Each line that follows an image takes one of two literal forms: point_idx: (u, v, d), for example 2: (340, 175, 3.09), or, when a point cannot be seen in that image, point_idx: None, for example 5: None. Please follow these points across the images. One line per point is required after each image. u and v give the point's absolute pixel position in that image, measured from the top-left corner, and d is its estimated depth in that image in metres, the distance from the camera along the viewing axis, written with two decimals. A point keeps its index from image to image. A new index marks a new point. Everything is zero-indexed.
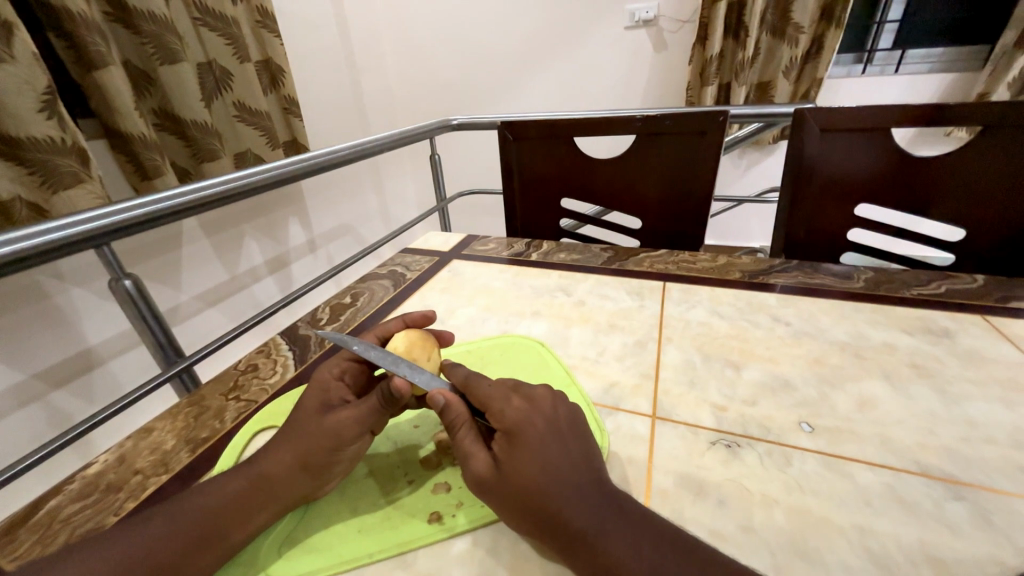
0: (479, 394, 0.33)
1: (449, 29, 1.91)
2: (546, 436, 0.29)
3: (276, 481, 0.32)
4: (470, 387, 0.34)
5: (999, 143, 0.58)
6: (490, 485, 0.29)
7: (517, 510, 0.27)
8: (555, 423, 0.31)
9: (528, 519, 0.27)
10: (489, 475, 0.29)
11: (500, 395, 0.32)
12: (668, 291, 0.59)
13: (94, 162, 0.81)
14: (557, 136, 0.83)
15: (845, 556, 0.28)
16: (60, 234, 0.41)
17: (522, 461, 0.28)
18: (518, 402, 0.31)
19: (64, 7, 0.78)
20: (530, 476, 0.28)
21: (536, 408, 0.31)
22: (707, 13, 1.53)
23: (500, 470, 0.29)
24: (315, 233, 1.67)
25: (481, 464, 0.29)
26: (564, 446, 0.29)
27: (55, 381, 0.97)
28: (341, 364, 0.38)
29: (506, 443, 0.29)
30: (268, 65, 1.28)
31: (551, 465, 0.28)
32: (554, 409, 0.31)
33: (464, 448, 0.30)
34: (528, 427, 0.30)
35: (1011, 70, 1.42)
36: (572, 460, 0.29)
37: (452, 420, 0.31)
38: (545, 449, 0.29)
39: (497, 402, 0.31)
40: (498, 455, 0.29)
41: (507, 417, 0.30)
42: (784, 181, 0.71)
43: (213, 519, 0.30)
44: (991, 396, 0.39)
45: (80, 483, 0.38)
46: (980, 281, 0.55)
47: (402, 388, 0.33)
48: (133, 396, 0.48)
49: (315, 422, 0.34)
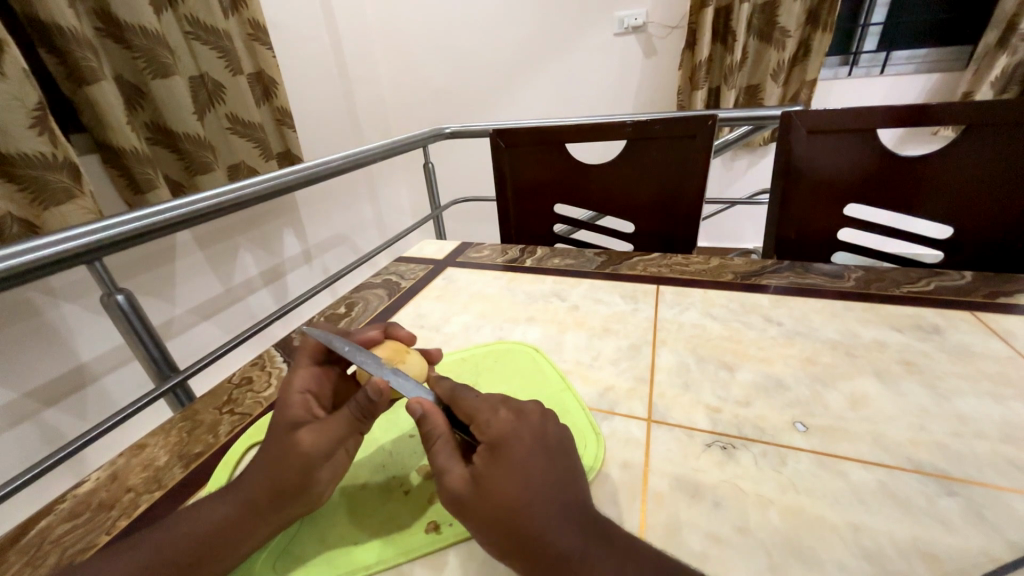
0: (462, 406, 0.33)
1: (440, 39, 1.93)
2: (531, 451, 0.29)
3: (254, 510, 0.31)
4: (456, 400, 0.33)
5: (980, 141, 0.59)
6: (465, 500, 0.28)
7: (493, 530, 0.27)
8: (541, 439, 0.31)
9: (505, 539, 0.27)
10: (465, 491, 0.29)
11: (486, 408, 0.32)
12: (661, 294, 0.60)
13: (86, 178, 0.81)
14: (548, 143, 0.84)
15: (841, 555, 0.28)
16: (57, 249, 0.42)
17: (503, 476, 0.28)
18: (504, 415, 0.31)
19: (55, 22, 0.78)
20: (510, 492, 0.27)
21: (524, 421, 0.31)
22: (695, 20, 1.56)
23: (479, 485, 0.28)
24: (310, 243, 1.67)
25: (458, 479, 0.29)
26: (550, 463, 0.29)
27: (48, 399, 0.96)
28: (308, 373, 0.37)
29: (489, 457, 0.29)
30: (260, 77, 1.29)
31: (534, 482, 0.28)
32: (542, 425, 0.31)
33: (441, 461, 0.30)
34: (513, 440, 0.30)
35: (993, 71, 1.45)
36: (555, 477, 0.29)
37: (431, 432, 0.31)
38: (530, 465, 0.29)
39: (483, 415, 0.32)
40: (478, 471, 0.29)
41: (492, 429, 0.30)
42: (774, 182, 0.72)
43: (198, 550, 0.30)
44: (981, 391, 0.40)
45: (72, 501, 0.37)
46: (968, 277, 0.56)
47: (382, 387, 0.33)
48: (129, 410, 0.47)
49: (288, 441, 0.33)
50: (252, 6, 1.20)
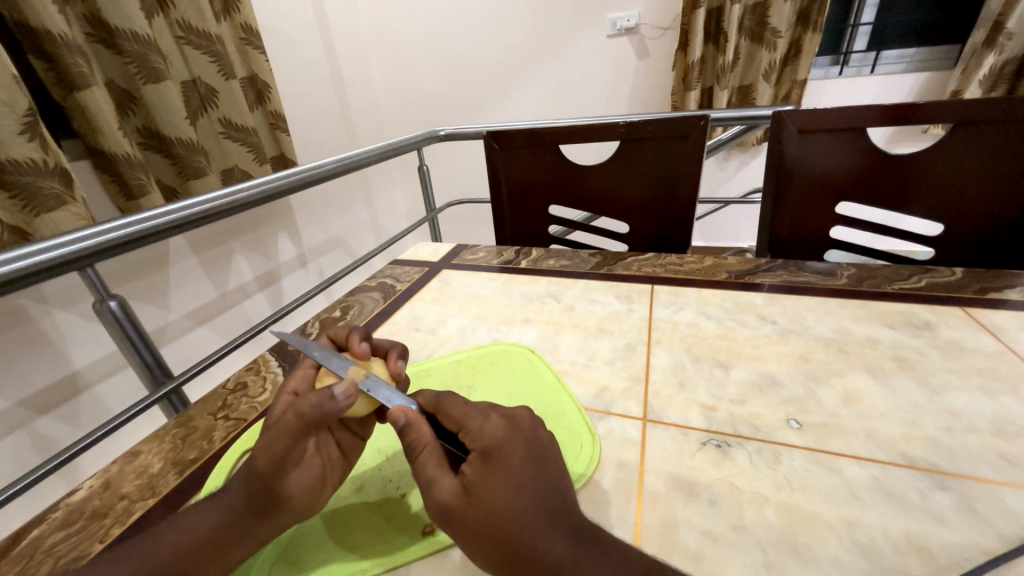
0: (450, 414, 0.32)
1: (434, 42, 1.93)
2: (524, 459, 0.30)
3: (237, 521, 0.31)
4: (442, 407, 0.33)
5: (968, 138, 0.59)
6: (458, 510, 0.28)
7: (484, 540, 0.27)
8: (531, 446, 0.31)
9: (496, 551, 0.27)
10: (455, 501, 0.28)
11: (475, 414, 0.32)
12: (656, 293, 0.60)
13: (77, 184, 0.80)
14: (542, 144, 0.84)
15: (835, 551, 0.28)
16: (44, 256, 0.41)
17: (496, 484, 0.28)
18: (495, 422, 0.31)
19: (45, 28, 0.77)
20: (503, 501, 0.27)
21: (514, 427, 0.31)
22: (688, 20, 1.57)
23: (470, 494, 0.28)
24: (305, 248, 1.66)
25: (448, 490, 0.29)
26: (540, 471, 0.30)
27: (41, 407, 0.95)
28: (301, 374, 0.38)
29: (480, 464, 0.29)
30: (254, 81, 1.28)
31: (526, 491, 0.28)
32: (531, 432, 0.32)
33: (430, 473, 0.30)
34: (506, 448, 0.30)
35: (980, 70, 1.47)
36: (546, 484, 0.29)
37: (416, 441, 0.31)
38: (522, 474, 0.29)
39: (474, 421, 0.31)
40: (470, 479, 0.29)
41: (484, 435, 0.30)
42: (766, 181, 0.73)
43: (185, 559, 0.30)
44: (971, 386, 0.40)
45: (64, 511, 0.37)
46: (959, 274, 0.56)
47: (348, 390, 0.32)
48: (122, 417, 0.47)
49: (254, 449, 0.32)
50: (245, 10, 1.20)
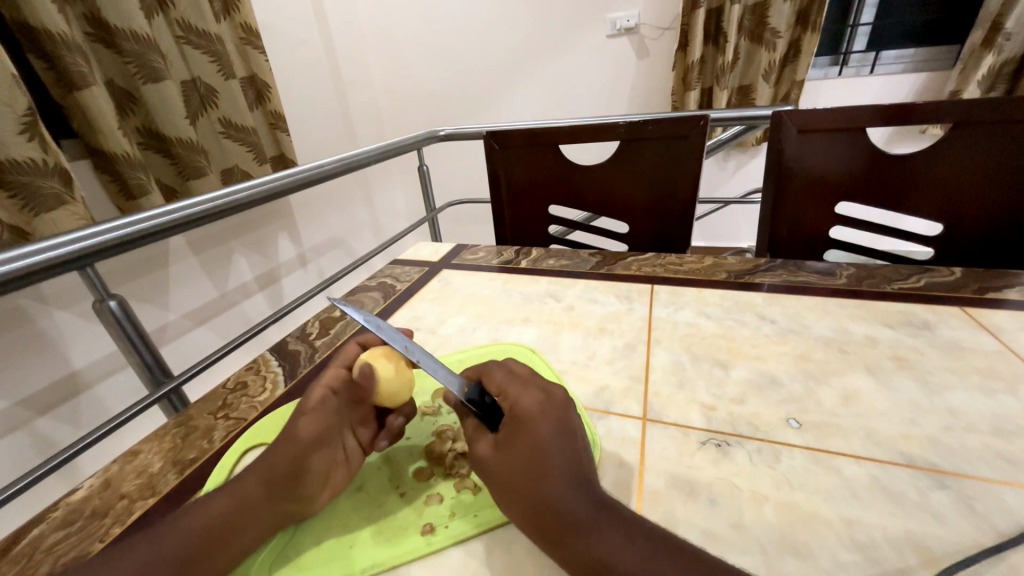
0: (493, 379, 0.35)
1: (433, 41, 1.93)
2: (553, 429, 0.30)
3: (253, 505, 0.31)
4: (485, 374, 0.35)
5: (967, 138, 0.59)
6: (489, 467, 0.30)
7: (509, 494, 0.29)
8: (562, 419, 0.31)
9: (521, 504, 0.28)
10: (488, 458, 0.31)
11: (517, 384, 0.34)
12: (656, 293, 0.60)
13: (77, 184, 0.80)
14: (542, 144, 0.84)
15: (834, 550, 0.28)
16: (48, 254, 0.41)
17: (524, 446, 0.29)
18: (532, 394, 0.32)
19: (44, 28, 0.77)
20: (530, 459, 0.29)
21: (549, 402, 0.32)
22: (688, 20, 1.57)
23: (500, 453, 0.30)
24: (304, 248, 1.66)
25: (484, 448, 0.31)
26: (568, 443, 0.30)
27: (40, 407, 0.95)
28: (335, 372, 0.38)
29: (511, 429, 0.31)
30: (253, 80, 1.28)
31: (553, 456, 0.29)
32: (565, 408, 0.32)
33: (469, 435, 0.33)
34: (537, 417, 0.31)
35: (979, 70, 1.47)
36: (572, 454, 0.30)
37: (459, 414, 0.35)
38: (549, 442, 0.30)
39: (513, 390, 0.33)
40: (502, 441, 0.31)
41: (518, 404, 0.32)
42: (765, 181, 0.73)
43: (197, 546, 0.29)
44: (970, 385, 0.40)
45: (64, 510, 0.37)
46: (958, 273, 0.56)
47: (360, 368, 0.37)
48: (121, 417, 0.47)
49: (289, 430, 0.34)
50: (245, 10, 1.20)
